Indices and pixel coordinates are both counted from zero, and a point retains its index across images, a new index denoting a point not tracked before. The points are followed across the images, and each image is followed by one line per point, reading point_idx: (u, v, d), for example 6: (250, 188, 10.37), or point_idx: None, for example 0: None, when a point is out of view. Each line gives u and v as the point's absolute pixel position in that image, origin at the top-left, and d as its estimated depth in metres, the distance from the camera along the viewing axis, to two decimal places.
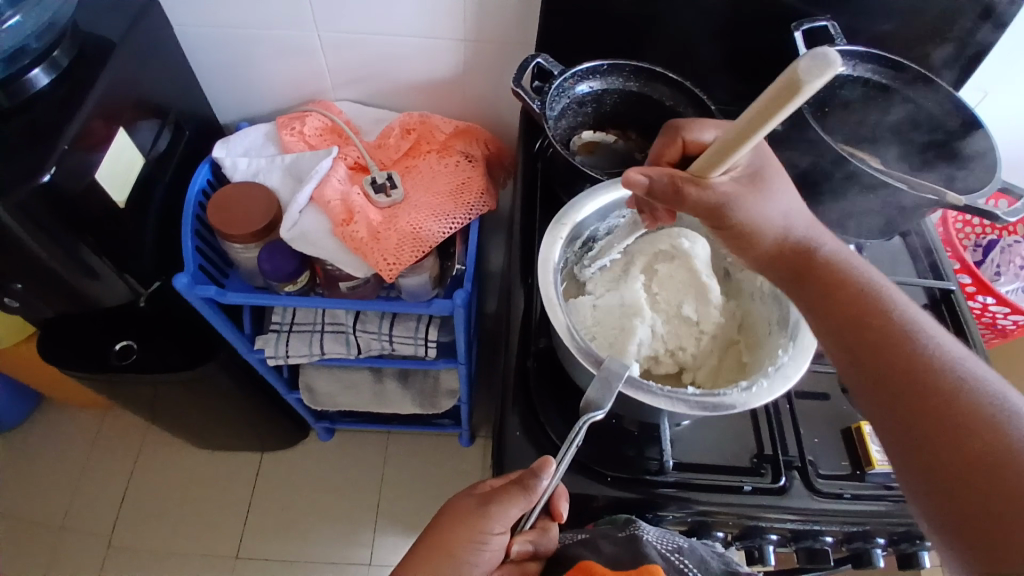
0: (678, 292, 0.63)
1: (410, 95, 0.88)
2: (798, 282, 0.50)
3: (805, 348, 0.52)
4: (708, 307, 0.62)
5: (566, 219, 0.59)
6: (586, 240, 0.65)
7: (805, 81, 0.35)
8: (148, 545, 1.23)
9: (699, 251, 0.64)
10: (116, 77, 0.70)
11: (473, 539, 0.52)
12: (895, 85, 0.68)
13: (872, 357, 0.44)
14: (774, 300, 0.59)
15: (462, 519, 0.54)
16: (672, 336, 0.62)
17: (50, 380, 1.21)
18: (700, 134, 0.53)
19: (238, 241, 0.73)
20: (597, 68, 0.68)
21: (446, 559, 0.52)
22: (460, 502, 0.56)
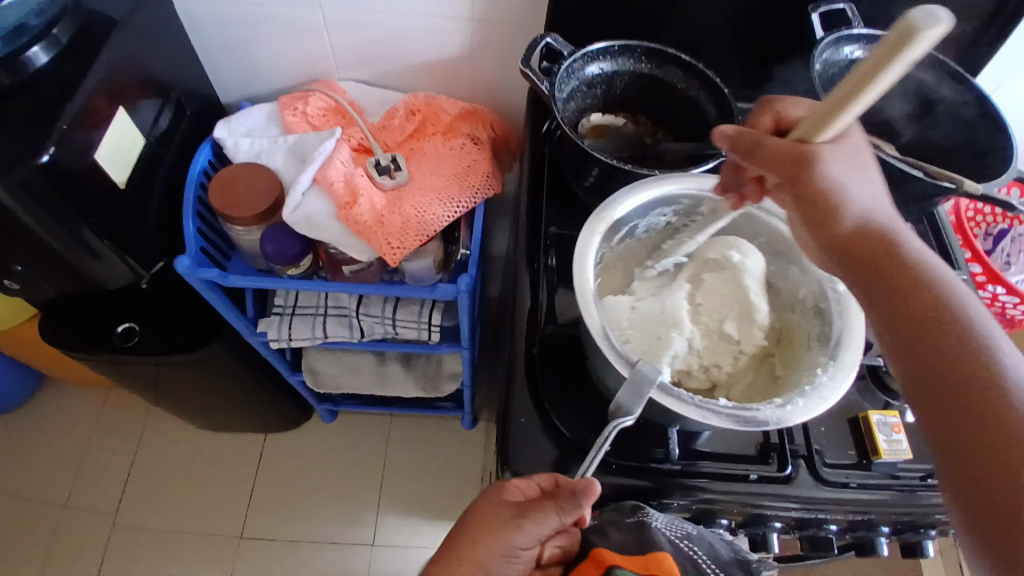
0: (723, 306, 0.60)
1: (415, 76, 0.86)
2: (865, 272, 0.46)
3: (845, 368, 0.51)
4: (752, 327, 0.60)
5: (605, 214, 0.57)
6: (625, 235, 0.64)
7: (918, 30, 0.36)
8: (153, 524, 1.24)
9: (754, 266, 0.60)
10: (117, 54, 0.68)
11: (505, 556, 0.51)
12: (913, 69, 0.67)
13: (918, 352, 0.41)
14: (818, 317, 0.58)
15: (492, 535, 0.51)
16: (708, 351, 0.60)
17: (54, 360, 1.21)
18: (796, 108, 0.54)
19: (241, 224, 0.72)
20: (608, 48, 0.66)
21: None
22: (482, 509, 0.53)
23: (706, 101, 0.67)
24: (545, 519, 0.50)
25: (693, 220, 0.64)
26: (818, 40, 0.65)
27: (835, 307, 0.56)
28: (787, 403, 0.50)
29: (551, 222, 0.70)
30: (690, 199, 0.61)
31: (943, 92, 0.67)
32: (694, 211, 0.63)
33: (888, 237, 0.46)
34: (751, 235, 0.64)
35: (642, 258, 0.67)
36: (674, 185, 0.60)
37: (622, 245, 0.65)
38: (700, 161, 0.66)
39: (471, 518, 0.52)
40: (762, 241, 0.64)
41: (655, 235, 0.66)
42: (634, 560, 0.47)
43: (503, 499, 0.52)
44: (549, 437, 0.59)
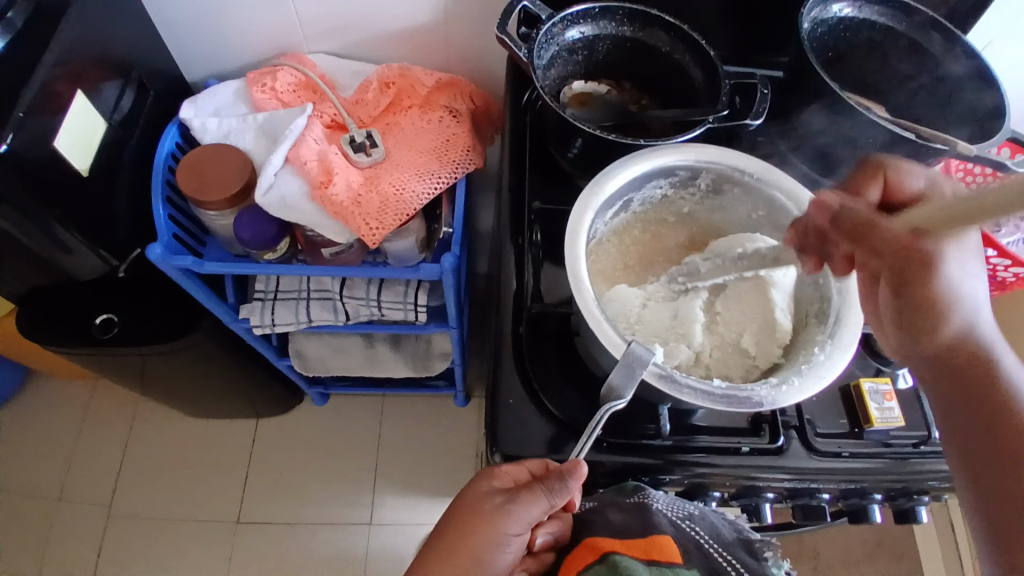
0: (743, 318, 0.57)
1: (389, 46, 0.82)
2: (954, 376, 0.45)
3: (843, 347, 0.50)
4: (771, 344, 0.56)
5: (599, 189, 0.55)
6: (621, 206, 0.62)
7: None
8: (148, 512, 1.23)
9: (783, 278, 0.57)
10: (70, 32, 0.65)
11: (495, 540, 0.51)
12: (902, 29, 0.65)
13: (1005, 471, 0.41)
14: (818, 292, 0.56)
15: (481, 520, 0.51)
16: (721, 365, 0.56)
17: (35, 354, 1.19)
18: (907, 179, 0.51)
19: (213, 208, 0.70)
20: (588, 11, 0.63)
21: (471, 562, 0.51)
22: (470, 499, 0.53)
23: (691, 65, 0.64)
24: (532, 502, 0.50)
25: (691, 189, 0.63)
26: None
27: (835, 287, 0.54)
28: (782, 381, 0.50)
29: (534, 196, 0.68)
30: (688, 170, 0.59)
31: (934, 51, 0.64)
32: (691, 181, 0.61)
33: (984, 349, 0.45)
34: (751, 207, 0.61)
35: (638, 234, 0.65)
36: (672, 156, 0.58)
37: (618, 219, 0.63)
38: (687, 128, 0.63)
39: (461, 504, 0.53)
40: (762, 213, 0.61)
41: (651, 208, 0.65)
42: (633, 544, 0.48)
43: (490, 484, 0.53)
44: (540, 417, 0.57)
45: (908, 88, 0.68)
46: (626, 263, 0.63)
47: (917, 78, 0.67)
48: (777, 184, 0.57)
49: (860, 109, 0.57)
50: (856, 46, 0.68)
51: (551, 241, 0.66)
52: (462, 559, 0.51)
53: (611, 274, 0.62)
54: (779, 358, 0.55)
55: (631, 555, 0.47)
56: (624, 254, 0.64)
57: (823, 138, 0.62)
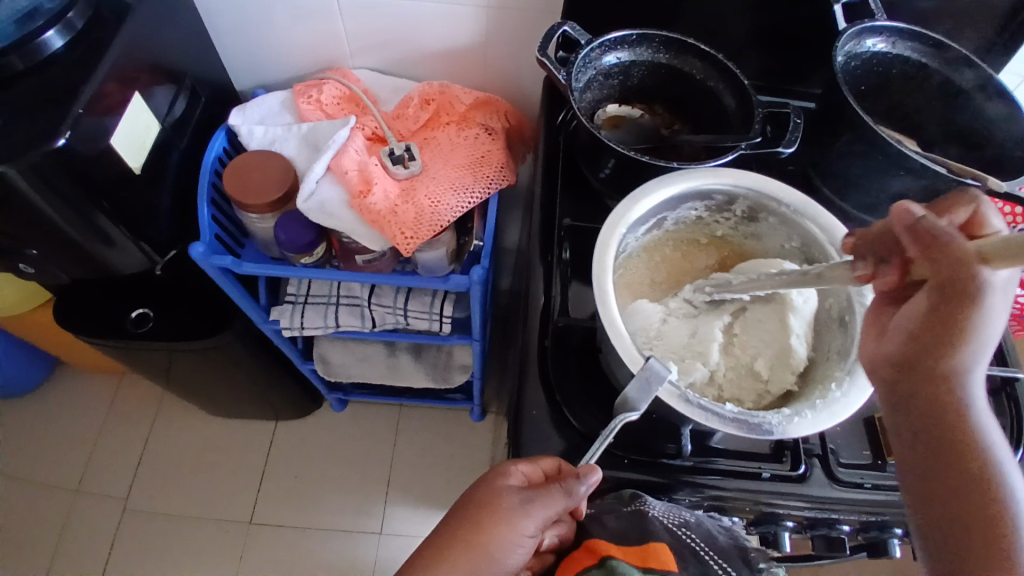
0: (759, 345, 0.58)
1: (430, 63, 0.85)
2: (928, 431, 0.42)
3: (860, 388, 0.50)
4: (784, 372, 0.57)
5: (636, 200, 0.57)
6: (659, 221, 0.63)
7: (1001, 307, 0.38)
8: (164, 508, 1.25)
9: (803, 306, 0.57)
10: (130, 38, 0.68)
11: (510, 539, 0.51)
12: (934, 65, 0.66)
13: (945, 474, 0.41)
14: (841, 329, 0.56)
15: (497, 518, 0.51)
16: (731, 385, 0.58)
17: (68, 345, 1.22)
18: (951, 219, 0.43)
19: (255, 211, 0.72)
20: (626, 38, 0.65)
21: (485, 561, 0.50)
22: (486, 494, 0.53)
23: (724, 92, 0.66)
24: (549, 503, 0.51)
25: (726, 214, 0.63)
26: (839, 32, 0.63)
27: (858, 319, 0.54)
28: (793, 413, 0.50)
29: (565, 213, 0.69)
30: (724, 196, 0.61)
31: (965, 89, 0.65)
32: (727, 206, 0.62)
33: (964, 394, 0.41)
34: (785, 237, 0.62)
35: (669, 252, 0.66)
36: (711, 178, 0.58)
37: (650, 236, 0.64)
38: (721, 153, 0.63)
39: (475, 500, 0.53)
40: (796, 244, 0.61)
41: (685, 227, 0.65)
42: (630, 551, 0.48)
43: (506, 482, 0.53)
44: (562, 430, 0.59)
45: (939, 123, 0.69)
46: (654, 278, 0.65)
47: (948, 114, 0.68)
48: (812, 219, 0.57)
49: (891, 142, 0.58)
50: (888, 81, 0.69)
51: (579, 258, 0.66)
52: (475, 558, 0.50)
53: (637, 288, 0.64)
54: (792, 386, 0.57)
55: (627, 561, 0.47)
56: (653, 270, 0.65)
57: (853, 169, 0.63)
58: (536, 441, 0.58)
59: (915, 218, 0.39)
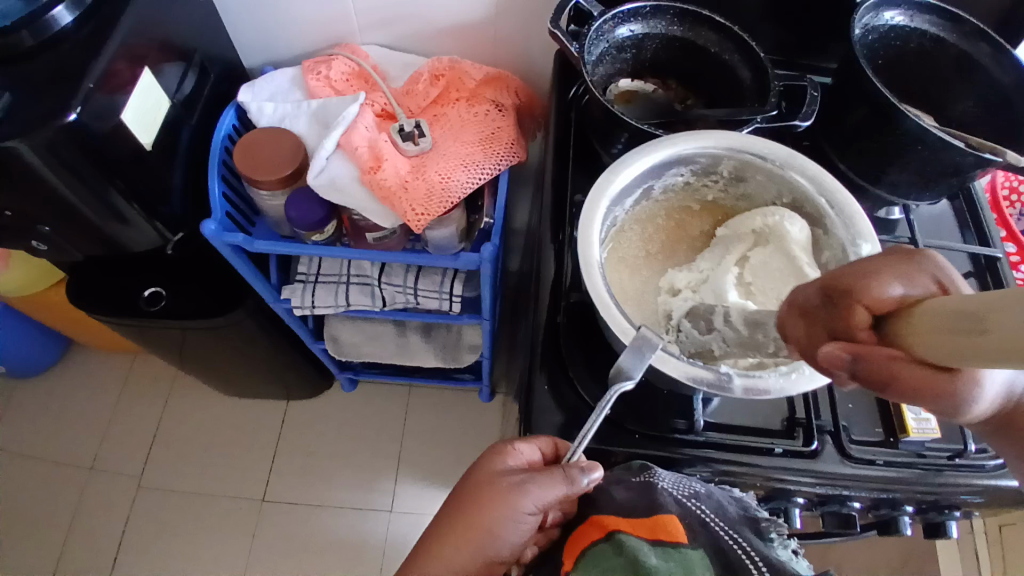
0: (774, 282, 0.55)
1: (439, 39, 0.84)
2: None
3: None
4: None
5: (617, 172, 0.55)
6: (643, 192, 0.61)
7: None
8: (178, 484, 1.27)
9: (799, 234, 0.55)
10: (139, 14, 0.68)
11: (509, 518, 0.52)
12: (953, 38, 0.64)
13: None
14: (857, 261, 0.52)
15: (496, 495, 0.53)
16: None
17: (80, 324, 1.24)
18: (886, 293, 0.34)
19: (266, 188, 0.72)
20: (639, 10, 0.64)
21: (486, 538, 0.52)
22: (488, 475, 0.55)
23: (739, 65, 0.65)
24: (548, 486, 0.51)
25: (713, 177, 0.61)
26: (857, 3, 0.62)
27: None
28: (791, 368, 0.48)
29: (576, 190, 0.68)
30: (708, 158, 0.58)
31: (984, 63, 0.64)
32: (712, 169, 0.60)
33: None
34: (775, 194, 0.60)
35: (662, 221, 0.64)
36: (689, 143, 0.56)
37: (640, 207, 0.62)
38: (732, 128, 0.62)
39: (476, 480, 0.55)
40: (786, 200, 0.59)
41: (674, 196, 0.63)
42: (638, 524, 0.48)
43: (506, 463, 0.54)
44: (572, 404, 0.59)
45: (958, 97, 0.68)
46: (648, 250, 0.63)
47: (966, 88, 0.66)
48: (800, 170, 0.56)
49: (909, 116, 0.57)
50: (906, 54, 0.67)
51: None
52: (477, 533, 0.52)
53: (633, 262, 0.62)
54: None
55: (636, 534, 0.47)
56: (646, 241, 0.64)
57: (870, 145, 0.62)
58: (545, 414, 0.59)
59: (851, 366, 0.34)
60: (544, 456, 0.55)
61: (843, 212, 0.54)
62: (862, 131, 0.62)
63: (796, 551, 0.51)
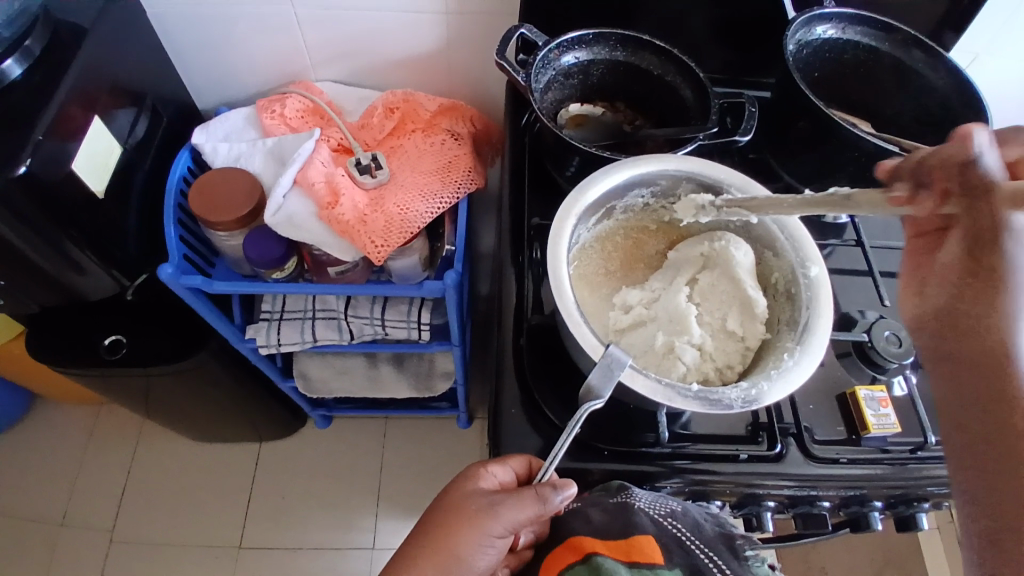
0: (722, 305, 0.58)
1: (394, 72, 0.86)
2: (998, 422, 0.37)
3: (813, 353, 0.50)
4: (755, 323, 0.56)
5: (582, 193, 0.56)
6: (605, 213, 0.61)
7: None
8: (149, 537, 1.22)
9: (745, 258, 0.57)
10: (88, 60, 0.68)
11: (478, 542, 0.52)
12: (884, 48, 0.68)
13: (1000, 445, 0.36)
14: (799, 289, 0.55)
15: (466, 519, 0.52)
16: (719, 353, 0.56)
17: (40, 376, 1.19)
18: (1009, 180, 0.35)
19: (223, 229, 0.72)
20: (583, 37, 0.66)
21: (453, 563, 0.52)
22: (458, 495, 0.54)
23: (682, 86, 0.67)
24: (519, 507, 0.51)
25: (671, 200, 0.62)
26: (790, 21, 0.65)
27: (804, 293, 0.54)
28: (752, 384, 0.49)
29: (533, 213, 0.70)
30: (668, 180, 0.60)
31: (916, 69, 0.67)
32: (671, 192, 0.61)
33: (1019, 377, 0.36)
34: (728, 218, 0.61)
35: (620, 241, 0.65)
36: (652, 165, 0.58)
37: (600, 226, 0.63)
38: (679, 146, 0.64)
39: (446, 505, 0.54)
40: (738, 225, 0.61)
41: (633, 216, 0.64)
42: (615, 546, 0.48)
43: (478, 485, 0.54)
44: (543, 427, 0.59)
45: (894, 103, 0.71)
46: (608, 268, 0.64)
47: (901, 94, 0.70)
48: (754, 198, 0.58)
49: (843, 125, 0.59)
50: (842, 65, 0.71)
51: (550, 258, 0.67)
52: (444, 557, 0.52)
53: (592, 280, 0.62)
54: (765, 336, 0.56)
55: (613, 556, 0.47)
56: (606, 260, 0.64)
57: (812, 154, 0.64)
58: (521, 438, 0.58)
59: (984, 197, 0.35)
60: (517, 476, 0.55)
61: (792, 237, 0.56)
62: (803, 140, 0.64)
63: (773, 566, 0.55)
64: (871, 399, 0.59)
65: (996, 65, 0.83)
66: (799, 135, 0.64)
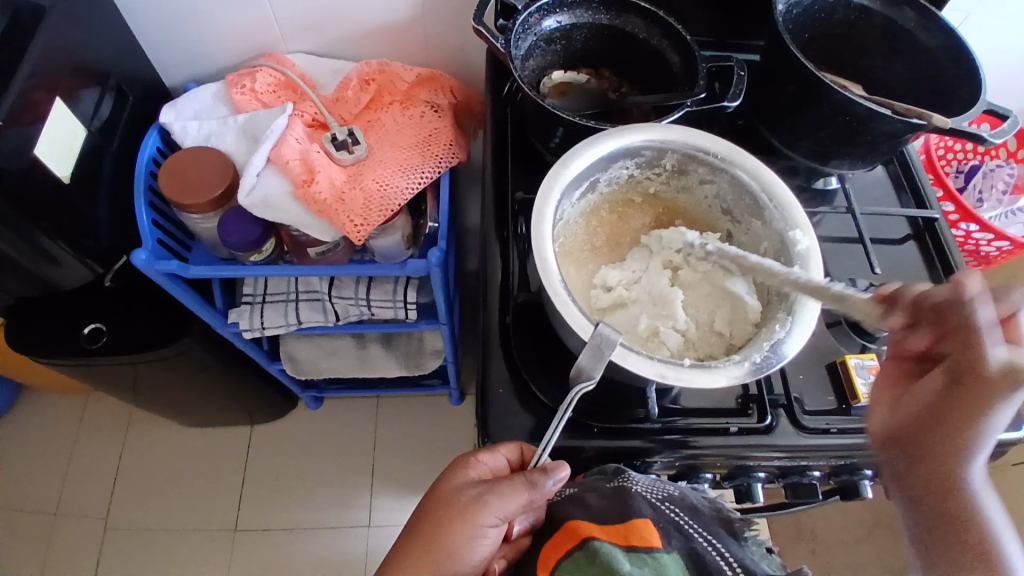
0: (707, 303, 0.57)
1: (369, 42, 0.82)
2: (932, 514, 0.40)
3: (806, 324, 0.49)
4: (744, 323, 0.54)
5: (565, 167, 0.54)
6: (588, 187, 0.59)
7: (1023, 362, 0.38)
8: (145, 523, 1.22)
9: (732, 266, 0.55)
10: (45, 39, 0.64)
11: (471, 534, 0.51)
12: (876, 6, 0.65)
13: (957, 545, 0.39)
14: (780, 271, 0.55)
15: (459, 511, 0.52)
16: (700, 345, 0.55)
17: (23, 366, 1.17)
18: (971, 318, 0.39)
19: (197, 211, 0.70)
20: (564, 0, 0.63)
21: (447, 557, 0.51)
22: (450, 487, 0.54)
23: (668, 50, 0.65)
24: (510, 495, 0.50)
25: (656, 171, 0.60)
26: None
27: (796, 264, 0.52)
28: (744, 358, 0.48)
29: (517, 187, 0.68)
30: (653, 150, 0.58)
31: (909, 28, 0.65)
32: (656, 163, 0.59)
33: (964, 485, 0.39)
34: (716, 190, 0.60)
35: (605, 215, 0.63)
36: (637, 135, 0.56)
37: (584, 201, 0.61)
38: (666, 112, 0.62)
39: (437, 499, 0.54)
40: (727, 195, 0.59)
41: (618, 189, 0.62)
42: (613, 530, 0.47)
43: (468, 476, 0.53)
44: (533, 406, 0.57)
45: (885, 64, 0.69)
46: (593, 244, 0.62)
47: (892, 55, 0.68)
48: (741, 165, 0.56)
49: (833, 87, 0.57)
50: (831, 26, 0.68)
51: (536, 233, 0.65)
52: (438, 552, 0.51)
53: (578, 256, 0.61)
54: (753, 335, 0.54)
55: (611, 541, 0.46)
56: (591, 235, 0.62)
57: (802, 119, 0.62)
58: (510, 418, 0.57)
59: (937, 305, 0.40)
60: (509, 463, 0.54)
61: (781, 205, 0.54)
62: (791, 105, 0.62)
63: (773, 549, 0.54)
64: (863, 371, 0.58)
65: (988, 23, 0.81)
66: (788, 100, 0.62)
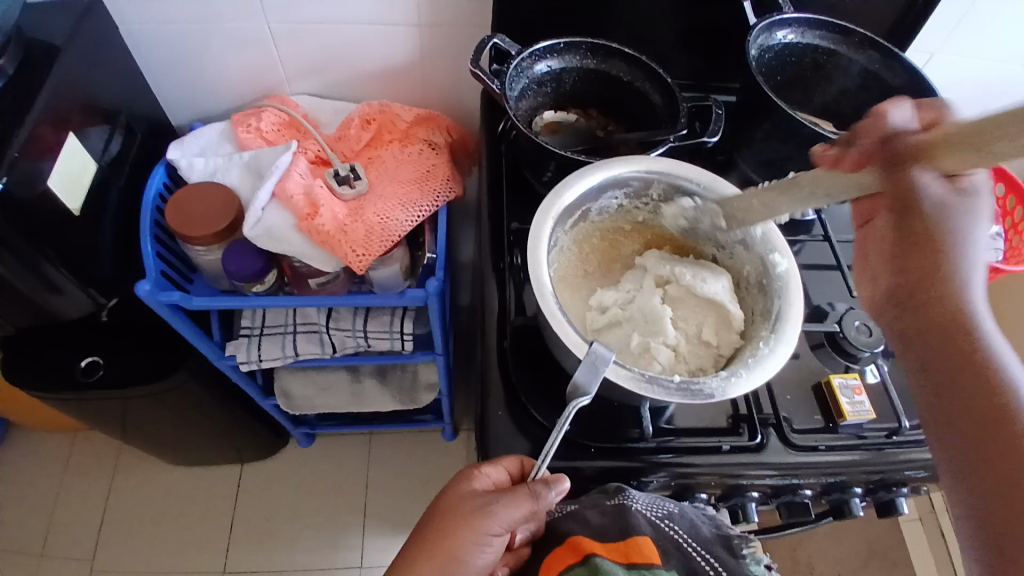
0: (696, 315, 0.59)
1: (369, 84, 0.86)
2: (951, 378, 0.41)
3: (788, 338, 0.51)
4: (730, 333, 0.57)
5: (558, 197, 0.57)
6: (579, 216, 0.62)
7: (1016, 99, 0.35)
8: (130, 564, 1.19)
9: (717, 288, 0.59)
10: (62, 79, 0.68)
11: (474, 541, 0.52)
12: (843, 49, 0.70)
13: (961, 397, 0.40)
14: (761, 293, 0.58)
15: (463, 520, 0.52)
16: (692, 356, 0.57)
17: (15, 402, 1.16)
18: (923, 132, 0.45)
19: (201, 243, 0.72)
20: (555, 46, 0.68)
21: (451, 563, 0.51)
22: (453, 498, 0.54)
23: (651, 91, 0.69)
24: (513, 504, 0.51)
25: (644, 201, 0.64)
26: (751, 26, 0.67)
27: (777, 286, 0.56)
28: (731, 373, 0.50)
29: (512, 218, 0.71)
30: (641, 181, 0.61)
31: (875, 69, 0.70)
32: (644, 193, 0.63)
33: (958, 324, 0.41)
34: (700, 218, 0.63)
35: (597, 242, 0.66)
36: (625, 167, 0.59)
37: (577, 229, 0.64)
38: (650, 148, 0.66)
39: (442, 508, 0.54)
40: (710, 222, 0.62)
41: (608, 218, 0.65)
42: (613, 547, 0.48)
43: (471, 486, 0.54)
44: (530, 430, 0.59)
45: (855, 103, 0.74)
46: (585, 270, 0.65)
47: (861, 95, 0.73)
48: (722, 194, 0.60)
49: (804, 123, 0.62)
50: (803, 69, 0.73)
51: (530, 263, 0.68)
52: (443, 560, 0.51)
53: (573, 281, 0.64)
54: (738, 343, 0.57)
55: (612, 559, 0.47)
56: (584, 262, 0.66)
57: (779, 154, 0.67)
58: (509, 441, 0.58)
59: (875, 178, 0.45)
60: (510, 476, 0.55)
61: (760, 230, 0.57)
62: (768, 141, 0.67)
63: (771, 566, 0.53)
64: (848, 390, 0.61)
65: (949, 67, 0.87)
66: (765, 136, 0.67)
